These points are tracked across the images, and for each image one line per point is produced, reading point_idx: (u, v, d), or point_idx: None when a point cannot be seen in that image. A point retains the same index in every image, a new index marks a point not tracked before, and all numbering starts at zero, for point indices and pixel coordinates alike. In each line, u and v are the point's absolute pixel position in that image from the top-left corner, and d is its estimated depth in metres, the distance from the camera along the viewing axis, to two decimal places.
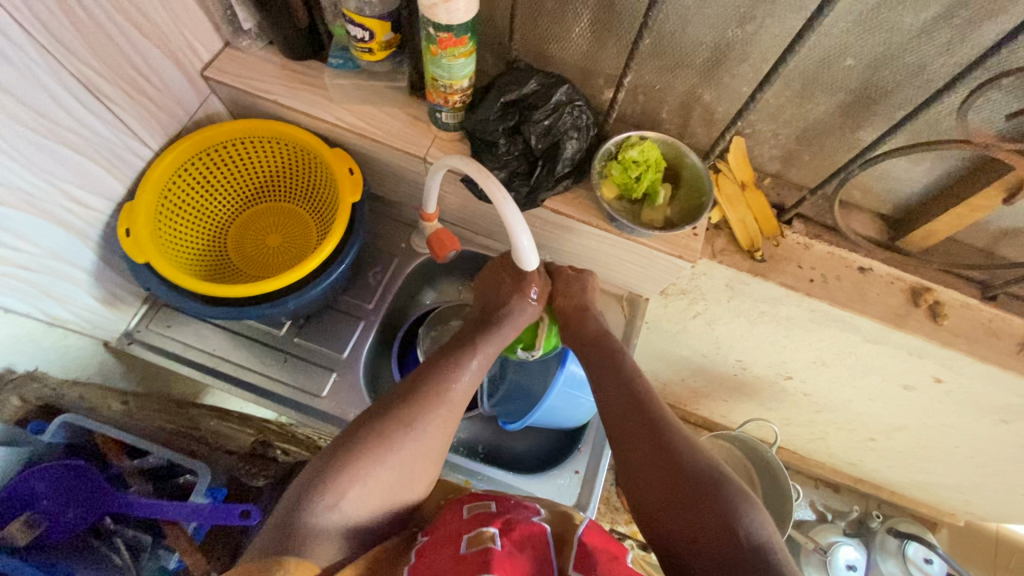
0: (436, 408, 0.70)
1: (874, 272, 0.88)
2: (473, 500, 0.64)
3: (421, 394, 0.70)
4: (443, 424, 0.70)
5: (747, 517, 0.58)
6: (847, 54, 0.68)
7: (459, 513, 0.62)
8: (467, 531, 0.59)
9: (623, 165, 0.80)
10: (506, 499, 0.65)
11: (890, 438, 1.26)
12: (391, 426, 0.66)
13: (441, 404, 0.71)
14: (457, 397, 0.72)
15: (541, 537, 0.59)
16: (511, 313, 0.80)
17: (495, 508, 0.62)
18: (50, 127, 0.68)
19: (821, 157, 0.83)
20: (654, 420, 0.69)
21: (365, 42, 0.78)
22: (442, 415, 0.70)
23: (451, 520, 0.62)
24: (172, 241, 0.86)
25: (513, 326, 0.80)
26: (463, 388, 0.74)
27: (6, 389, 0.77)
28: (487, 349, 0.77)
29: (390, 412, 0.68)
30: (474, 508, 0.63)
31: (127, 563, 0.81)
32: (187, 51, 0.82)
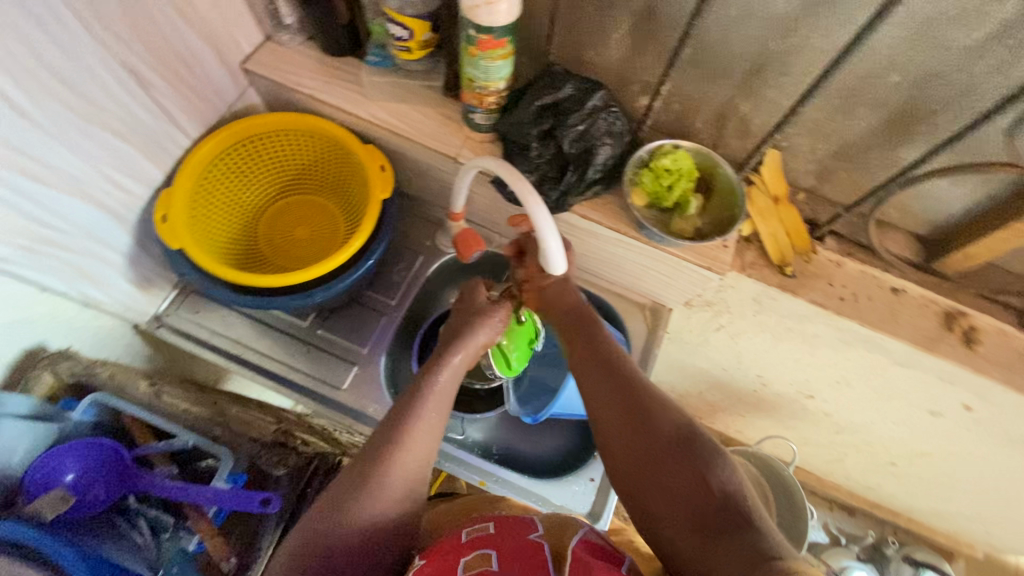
0: (395, 469, 0.61)
1: (907, 293, 0.86)
2: (472, 524, 0.59)
3: (374, 462, 0.61)
4: (410, 479, 0.62)
5: (720, 468, 0.52)
6: (892, 70, 0.67)
7: (457, 537, 0.57)
8: (461, 557, 0.53)
9: (654, 174, 0.80)
10: (507, 518, 0.59)
11: (911, 463, 1.23)
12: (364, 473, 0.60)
13: (399, 463, 0.62)
14: (419, 449, 0.64)
15: (538, 554, 0.52)
16: (461, 339, 0.73)
17: (493, 530, 0.56)
18: (96, 111, 0.70)
19: (858, 173, 0.82)
20: (630, 385, 0.63)
21: (403, 40, 0.79)
22: (406, 473, 0.62)
23: (448, 544, 0.56)
24: (204, 228, 0.87)
25: (465, 352, 0.72)
26: (421, 441, 0.64)
27: (39, 365, 0.79)
28: (438, 388, 0.68)
29: (347, 484, 0.60)
30: (471, 531, 0.57)
31: (148, 542, 0.83)
32: (230, 44, 0.84)
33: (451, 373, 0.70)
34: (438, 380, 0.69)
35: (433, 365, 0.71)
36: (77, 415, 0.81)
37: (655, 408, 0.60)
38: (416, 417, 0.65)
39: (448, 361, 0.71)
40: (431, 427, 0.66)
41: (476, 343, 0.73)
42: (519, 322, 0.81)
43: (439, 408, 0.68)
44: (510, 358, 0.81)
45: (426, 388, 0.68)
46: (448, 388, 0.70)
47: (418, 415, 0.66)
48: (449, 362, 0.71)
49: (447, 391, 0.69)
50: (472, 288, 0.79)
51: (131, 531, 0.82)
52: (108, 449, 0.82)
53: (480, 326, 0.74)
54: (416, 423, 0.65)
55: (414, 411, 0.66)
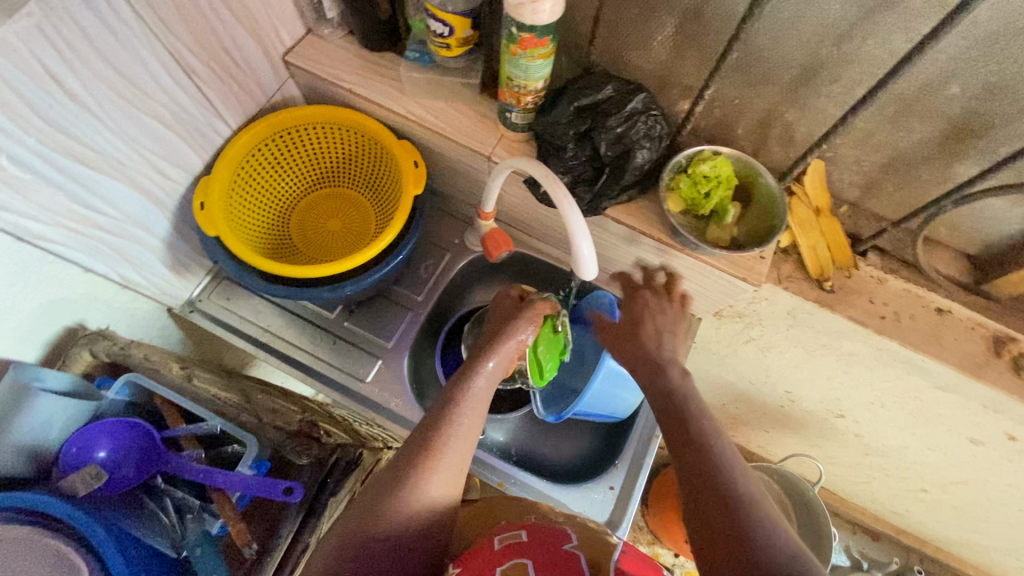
0: (430, 474, 0.62)
1: (954, 314, 0.82)
2: (505, 531, 0.58)
3: (409, 468, 0.62)
4: (446, 483, 0.63)
5: None
6: (952, 81, 0.64)
7: (491, 545, 0.56)
8: (497, 566, 0.52)
9: (692, 180, 0.78)
10: (541, 526, 0.58)
11: (944, 491, 1.18)
12: (400, 471, 0.62)
13: (436, 468, 0.62)
14: (454, 455, 0.64)
15: (572, 565, 0.51)
16: (497, 343, 0.72)
17: (527, 539, 0.55)
18: (142, 98, 0.72)
19: (906, 188, 0.78)
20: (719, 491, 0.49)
21: (444, 37, 0.79)
22: (441, 478, 0.63)
23: (481, 551, 0.55)
24: (240, 217, 0.88)
25: (499, 356, 0.72)
26: (456, 448, 0.65)
27: (78, 343, 0.82)
28: (474, 394, 0.69)
29: (382, 487, 0.61)
30: (505, 540, 0.56)
31: (174, 523, 0.84)
32: (272, 36, 0.85)
33: (488, 378, 0.70)
34: (474, 385, 0.69)
35: (468, 368, 0.71)
36: (112, 394, 0.83)
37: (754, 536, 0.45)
38: (451, 421, 0.66)
39: (483, 366, 0.70)
40: (466, 434, 0.66)
41: (510, 347, 0.73)
42: (556, 328, 0.79)
43: (477, 410, 0.68)
44: (543, 367, 0.79)
45: (463, 392, 0.68)
46: (485, 393, 0.70)
47: (453, 421, 0.66)
48: (484, 367, 0.70)
49: (484, 396, 0.70)
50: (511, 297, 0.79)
51: (158, 511, 0.83)
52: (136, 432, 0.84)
53: (519, 330, 0.74)
54: (448, 430, 0.65)
55: (448, 417, 0.66)
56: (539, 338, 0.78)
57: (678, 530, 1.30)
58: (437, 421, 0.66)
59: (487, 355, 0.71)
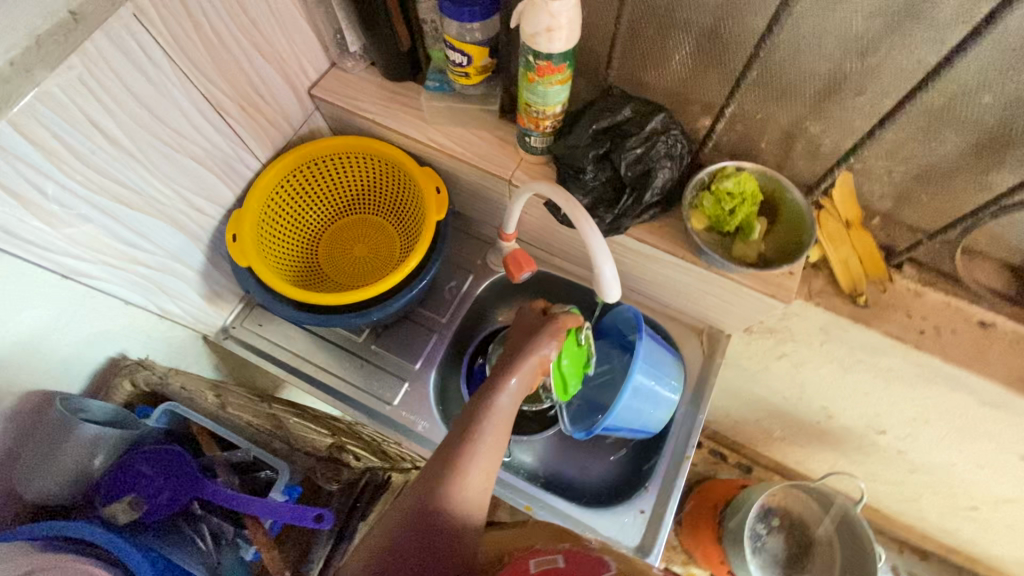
0: (453, 495, 0.63)
1: (998, 328, 0.78)
2: (541, 554, 0.56)
3: (432, 488, 0.63)
4: (470, 504, 0.64)
5: None
6: (985, 90, 0.62)
7: (525, 568, 0.54)
8: None
9: (716, 197, 0.77)
10: (578, 552, 0.55)
11: (997, 510, 1.12)
12: (427, 487, 0.63)
13: (458, 489, 0.63)
14: (477, 476, 0.65)
15: None
16: (518, 360, 0.71)
17: (564, 565, 0.53)
18: (178, 139, 0.75)
19: (941, 198, 0.76)
20: None
21: (462, 66, 0.80)
22: (465, 500, 0.63)
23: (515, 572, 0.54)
24: (271, 247, 0.91)
25: (522, 373, 0.70)
26: (479, 469, 0.65)
27: (122, 373, 0.85)
28: (496, 412, 0.68)
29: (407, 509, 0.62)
30: (540, 564, 0.54)
31: (210, 549, 0.85)
32: (298, 71, 0.88)
33: (510, 395, 0.69)
34: (496, 403, 0.69)
35: (491, 385, 0.70)
36: (152, 423, 0.87)
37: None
38: (477, 438, 0.66)
39: (505, 384, 0.69)
40: (491, 451, 0.67)
41: (531, 361, 0.71)
42: (580, 341, 0.79)
43: (501, 427, 0.69)
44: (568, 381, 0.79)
45: (485, 410, 0.68)
46: (507, 410, 0.69)
47: (477, 442, 0.66)
48: (506, 384, 0.69)
49: (507, 413, 0.69)
50: (533, 310, 0.78)
51: (194, 537, 0.85)
52: (176, 456, 0.86)
53: (541, 344, 0.72)
54: (474, 448, 0.66)
55: (470, 437, 0.66)
56: (564, 349, 0.77)
57: (713, 550, 1.26)
58: (463, 438, 0.66)
59: (509, 372, 0.70)
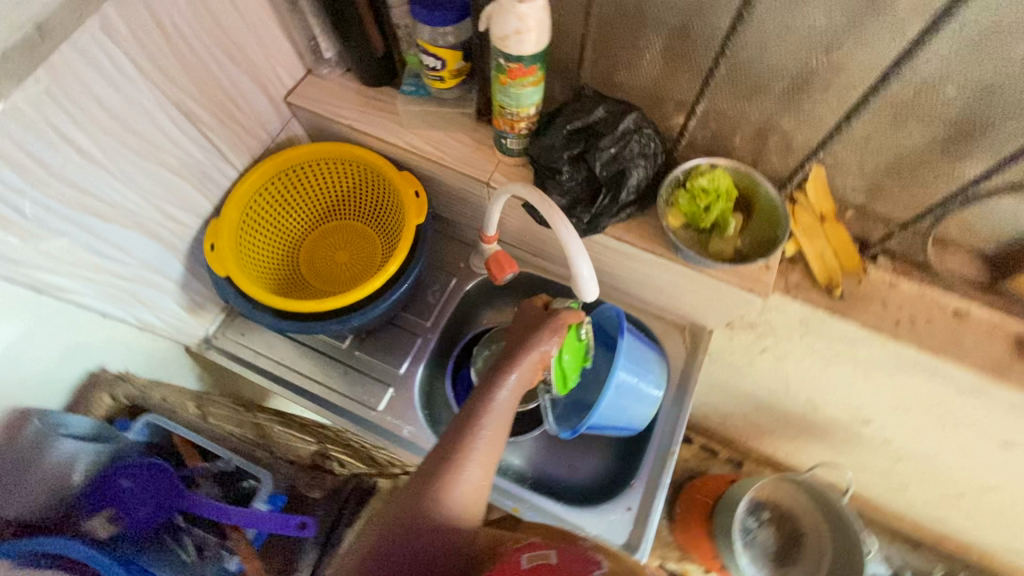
0: (452, 488, 0.63)
1: (972, 316, 0.80)
2: (533, 549, 0.56)
3: (432, 481, 0.64)
4: (468, 498, 0.65)
5: None
6: (947, 83, 0.63)
7: (517, 563, 0.55)
8: None
9: (691, 194, 0.78)
10: (571, 547, 0.55)
11: (982, 496, 1.13)
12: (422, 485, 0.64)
13: (457, 483, 0.64)
14: (476, 471, 0.66)
15: None
16: (518, 354, 0.71)
17: (556, 560, 0.53)
18: (152, 149, 0.75)
19: (911, 190, 0.77)
20: None
21: (437, 70, 0.81)
22: (463, 494, 0.64)
23: (508, 568, 0.54)
24: (250, 255, 0.91)
25: (521, 368, 0.71)
26: (477, 464, 0.66)
27: (99, 387, 0.85)
28: (496, 408, 0.69)
29: (406, 501, 0.63)
30: (533, 559, 0.54)
31: (193, 560, 0.86)
32: (273, 79, 0.88)
33: (510, 391, 0.70)
34: (497, 398, 0.69)
35: (491, 381, 0.70)
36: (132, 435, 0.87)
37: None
38: (474, 436, 0.67)
39: (505, 380, 0.70)
40: (488, 448, 0.67)
41: (533, 357, 0.72)
42: (580, 337, 0.79)
43: (500, 424, 0.69)
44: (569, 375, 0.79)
45: (484, 406, 0.68)
46: (507, 406, 0.70)
47: (476, 437, 0.67)
48: (507, 380, 0.70)
49: (506, 410, 0.70)
50: (535, 307, 0.78)
51: (177, 547, 0.85)
52: (155, 470, 0.86)
53: (542, 340, 0.72)
54: (471, 445, 0.66)
55: (469, 432, 0.67)
56: (565, 345, 0.77)
57: (705, 546, 1.26)
58: (460, 435, 0.67)
59: (509, 367, 0.71)
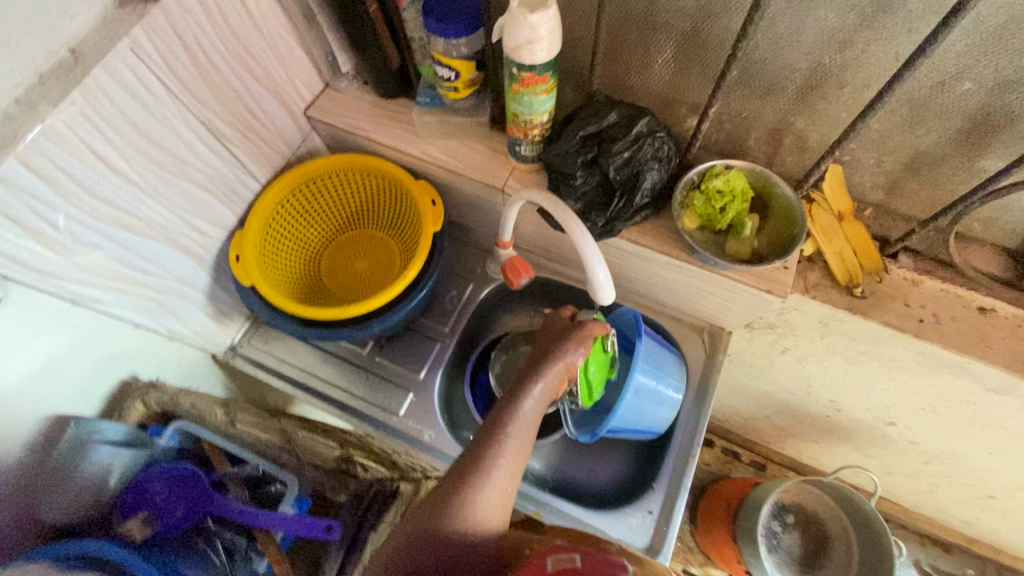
0: (480, 493, 0.65)
1: (999, 313, 0.78)
2: (558, 553, 0.57)
3: (459, 487, 0.65)
4: (494, 504, 0.65)
5: None
6: (965, 77, 0.62)
7: (542, 567, 0.55)
8: None
9: (706, 196, 0.78)
10: (596, 552, 0.55)
11: (1016, 498, 1.10)
12: (449, 491, 0.65)
13: (484, 488, 0.65)
14: (502, 477, 0.67)
15: None
16: (544, 365, 0.72)
17: (581, 564, 0.54)
18: (180, 165, 0.78)
19: (931, 186, 0.76)
20: None
21: (451, 81, 0.82)
22: (491, 500, 0.65)
23: (533, 572, 0.55)
24: (274, 266, 0.94)
25: (547, 378, 0.71)
26: (504, 471, 0.67)
27: (132, 395, 0.88)
28: (523, 416, 0.70)
29: (436, 505, 0.64)
30: (558, 563, 0.55)
31: (224, 563, 0.89)
32: (293, 94, 0.91)
33: (536, 400, 0.71)
34: (523, 408, 0.70)
35: (517, 390, 0.72)
36: (164, 441, 0.89)
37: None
38: (500, 443, 0.68)
39: (531, 389, 0.71)
40: (514, 456, 0.68)
41: (558, 367, 0.72)
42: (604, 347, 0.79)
43: (526, 433, 0.70)
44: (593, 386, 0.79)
45: (511, 414, 0.70)
46: (533, 415, 0.71)
47: (504, 444, 0.68)
48: (533, 389, 0.71)
49: (531, 419, 0.71)
50: (560, 318, 0.79)
51: (208, 551, 0.88)
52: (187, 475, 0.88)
53: (567, 351, 0.73)
54: (497, 452, 0.67)
55: (496, 439, 0.68)
56: (590, 356, 0.77)
57: (729, 550, 1.25)
58: (487, 442, 0.68)
59: (536, 377, 0.72)
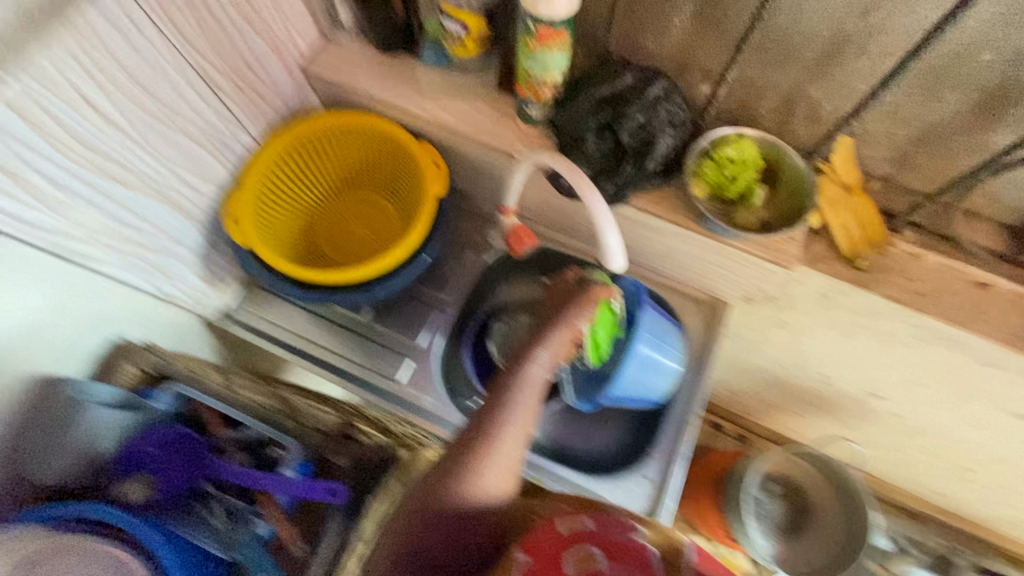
0: (488, 459, 0.63)
1: (996, 289, 0.79)
2: (570, 513, 0.57)
3: (466, 454, 0.63)
4: (503, 469, 0.64)
5: None
6: (987, 47, 0.62)
7: (556, 526, 0.55)
8: (568, 553, 0.52)
9: (717, 163, 0.78)
10: (605, 512, 0.56)
11: (991, 470, 1.15)
12: (456, 458, 0.63)
13: (492, 455, 0.63)
14: (510, 442, 0.64)
15: (643, 557, 0.50)
16: (548, 332, 0.70)
17: (594, 524, 0.54)
18: (171, 115, 0.73)
19: (939, 160, 0.76)
20: None
21: (459, 36, 0.79)
22: (499, 466, 0.63)
23: (547, 533, 0.55)
24: (270, 228, 0.90)
25: (553, 345, 0.69)
26: (512, 436, 0.65)
27: (123, 357, 0.85)
28: (530, 381, 0.67)
29: (443, 472, 0.63)
30: (570, 523, 0.55)
31: (222, 526, 0.85)
32: (290, 47, 0.86)
33: (543, 365, 0.69)
34: (528, 373, 0.68)
35: (522, 356, 0.69)
36: None
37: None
38: (508, 409, 0.65)
39: (537, 355, 0.69)
40: (521, 421, 0.66)
41: (565, 333, 0.70)
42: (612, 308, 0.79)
43: (533, 399, 0.67)
44: (599, 347, 0.80)
45: (518, 380, 0.67)
46: (539, 380, 0.68)
47: (512, 409, 0.66)
48: (539, 355, 0.69)
49: (539, 384, 0.68)
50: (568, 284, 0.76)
51: (206, 513, 0.85)
52: (187, 437, 0.87)
53: (574, 317, 0.71)
54: (505, 419, 0.65)
55: (504, 404, 0.66)
56: (598, 320, 0.78)
57: (713, 518, 1.28)
58: (494, 408, 0.66)
59: (541, 343, 0.70)
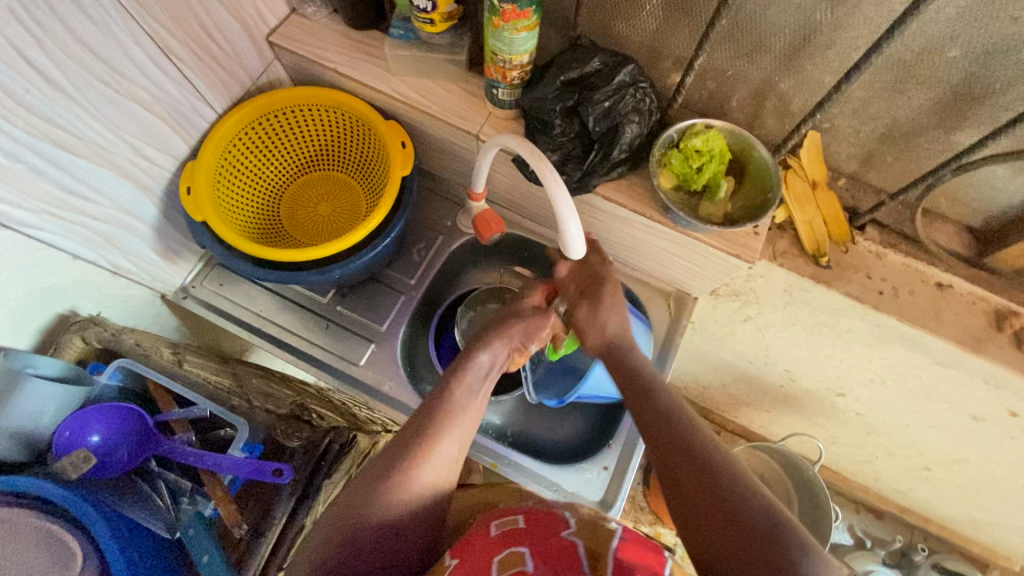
0: (431, 455, 0.63)
1: (955, 289, 0.80)
2: (502, 515, 0.57)
3: (410, 448, 0.63)
4: (444, 467, 0.64)
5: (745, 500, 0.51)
6: (953, 43, 0.61)
7: (488, 530, 0.55)
8: (496, 555, 0.51)
9: (684, 154, 0.76)
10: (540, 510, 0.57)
11: (949, 470, 1.17)
12: (399, 451, 0.63)
13: (435, 451, 0.63)
14: (453, 442, 0.65)
15: (569, 554, 0.50)
16: (493, 336, 0.73)
17: (524, 524, 0.54)
18: (120, 80, 0.70)
19: (905, 158, 0.76)
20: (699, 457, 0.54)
21: (426, 12, 0.77)
22: (441, 462, 0.63)
23: (478, 538, 0.55)
24: (229, 203, 0.88)
25: (495, 349, 0.72)
26: (456, 437, 0.65)
27: (70, 330, 0.83)
28: (475, 385, 0.69)
29: (385, 465, 0.62)
30: (502, 526, 0.55)
31: (167, 504, 0.85)
32: (255, 16, 0.83)
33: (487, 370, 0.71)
34: (472, 373, 0.70)
35: (468, 359, 0.71)
36: (105, 379, 0.85)
37: (765, 523, 0.48)
38: (454, 408, 0.66)
39: (482, 357, 0.71)
40: (465, 422, 0.67)
41: (511, 339, 0.73)
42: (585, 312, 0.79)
43: (477, 405, 0.69)
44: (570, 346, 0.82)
45: (461, 380, 0.69)
46: (484, 384, 0.70)
47: (456, 407, 0.67)
48: (484, 358, 0.71)
49: (484, 389, 0.70)
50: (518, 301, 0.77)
51: (152, 493, 0.84)
52: (128, 412, 0.85)
53: (518, 324, 0.74)
54: (451, 417, 0.66)
55: (449, 402, 0.67)
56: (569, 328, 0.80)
57: None
58: (437, 406, 0.66)
59: (485, 345, 0.72)
